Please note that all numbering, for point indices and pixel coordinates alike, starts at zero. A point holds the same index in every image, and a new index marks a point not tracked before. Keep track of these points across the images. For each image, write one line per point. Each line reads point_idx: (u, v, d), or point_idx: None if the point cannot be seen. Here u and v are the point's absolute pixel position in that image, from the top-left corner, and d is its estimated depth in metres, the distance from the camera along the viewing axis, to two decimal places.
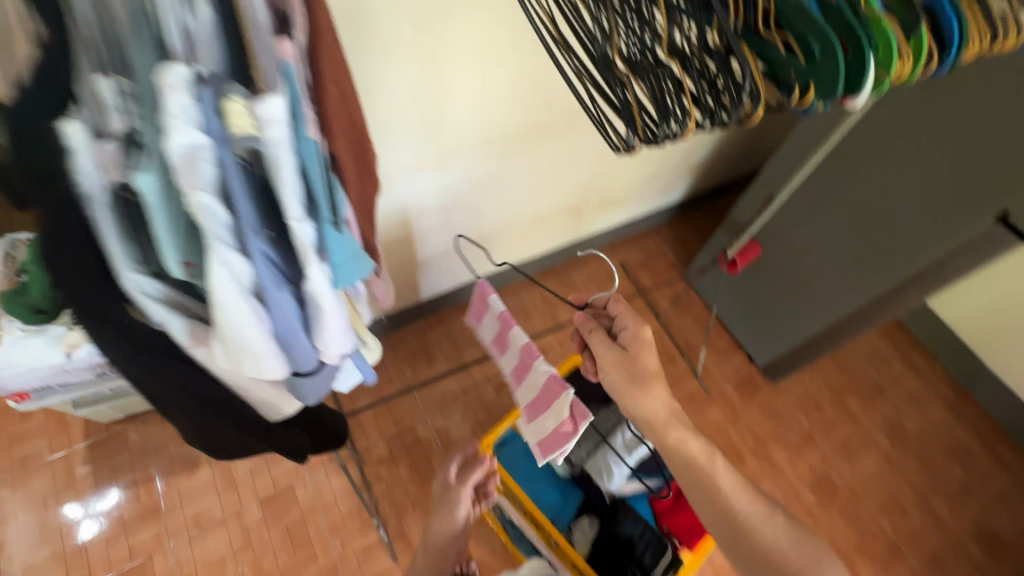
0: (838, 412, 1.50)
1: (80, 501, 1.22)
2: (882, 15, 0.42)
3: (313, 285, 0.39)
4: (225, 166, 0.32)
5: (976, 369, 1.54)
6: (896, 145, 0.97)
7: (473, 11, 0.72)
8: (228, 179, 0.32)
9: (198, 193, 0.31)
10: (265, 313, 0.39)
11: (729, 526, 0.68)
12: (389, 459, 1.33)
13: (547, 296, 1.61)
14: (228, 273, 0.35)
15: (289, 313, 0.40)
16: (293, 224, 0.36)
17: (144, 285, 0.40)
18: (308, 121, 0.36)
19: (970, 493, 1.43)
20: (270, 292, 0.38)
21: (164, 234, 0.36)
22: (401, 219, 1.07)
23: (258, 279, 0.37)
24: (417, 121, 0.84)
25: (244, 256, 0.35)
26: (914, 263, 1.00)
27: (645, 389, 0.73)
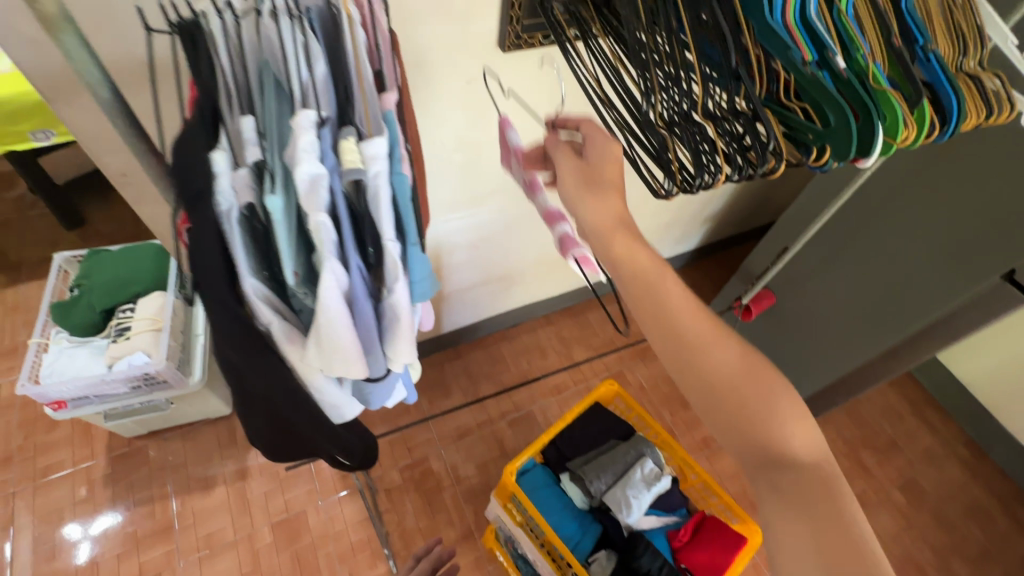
0: (853, 466, 1.49)
1: (77, 522, 1.22)
2: (888, 90, 0.48)
3: (403, 304, 0.39)
4: (337, 191, 0.35)
5: (992, 429, 1.53)
6: (904, 204, 1.03)
7: (517, 71, 0.80)
8: (339, 202, 0.35)
9: (319, 213, 0.34)
10: (363, 328, 0.38)
11: (672, 349, 0.50)
12: (402, 488, 1.34)
13: (562, 336, 1.65)
14: (336, 291, 0.35)
15: (380, 335, 0.40)
16: (386, 244, 0.37)
17: (264, 305, 0.36)
18: (403, 157, 0.39)
19: (991, 557, 1.40)
20: (365, 311, 0.38)
21: (285, 256, 0.36)
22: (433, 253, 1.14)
23: (358, 299, 0.37)
24: (458, 164, 0.92)
25: (348, 273, 0.36)
26: (926, 317, 1.02)
27: (607, 200, 0.51)
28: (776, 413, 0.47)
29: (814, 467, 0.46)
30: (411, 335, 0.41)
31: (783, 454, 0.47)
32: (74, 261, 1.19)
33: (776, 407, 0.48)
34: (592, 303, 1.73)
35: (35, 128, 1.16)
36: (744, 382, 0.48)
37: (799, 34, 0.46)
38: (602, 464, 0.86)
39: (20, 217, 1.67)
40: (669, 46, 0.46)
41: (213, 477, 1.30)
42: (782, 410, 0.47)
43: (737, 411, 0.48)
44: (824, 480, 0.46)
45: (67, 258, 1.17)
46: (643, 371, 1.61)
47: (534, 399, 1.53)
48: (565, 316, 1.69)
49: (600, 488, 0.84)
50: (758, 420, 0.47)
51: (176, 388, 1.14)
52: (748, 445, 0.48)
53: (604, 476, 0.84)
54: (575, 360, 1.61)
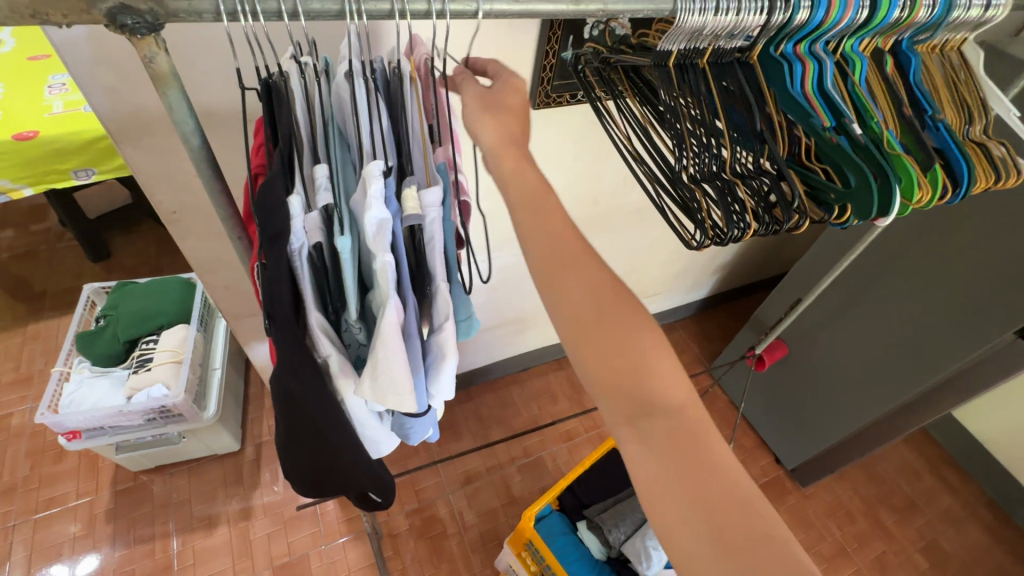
0: (872, 525, 1.45)
1: (66, 561, 1.18)
2: (902, 155, 0.52)
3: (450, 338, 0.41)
4: (399, 233, 0.38)
5: (1014, 491, 1.49)
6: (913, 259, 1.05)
7: (543, 127, 0.86)
8: (400, 243, 0.38)
9: (383, 253, 0.36)
10: (412, 362, 0.41)
11: (604, 287, 0.42)
12: (408, 534, 1.31)
13: (573, 382, 1.65)
14: (395, 326, 0.37)
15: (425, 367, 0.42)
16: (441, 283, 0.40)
17: (321, 334, 0.40)
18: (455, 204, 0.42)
19: None
20: (415, 344, 0.40)
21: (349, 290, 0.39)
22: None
23: (409, 331, 0.40)
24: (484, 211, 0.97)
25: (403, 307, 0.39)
26: (942, 371, 1.03)
27: (504, 122, 0.45)
28: (644, 355, 0.40)
29: (683, 414, 0.39)
30: (454, 368, 0.43)
31: (655, 404, 0.39)
32: (102, 292, 1.23)
33: (645, 348, 0.40)
34: None
35: (79, 167, 1.22)
36: (607, 321, 0.40)
37: (817, 103, 0.51)
38: (620, 512, 0.84)
39: (49, 248, 1.72)
40: (698, 110, 0.51)
41: (217, 516, 1.27)
42: (654, 362, 0.40)
43: (600, 344, 0.40)
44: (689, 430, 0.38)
45: (96, 289, 1.22)
46: None
47: (544, 444, 1.51)
48: None
49: (618, 536, 0.82)
50: (629, 365, 0.39)
51: (189, 422, 1.14)
52: (617, 392, 0.39)
53: (622, 524, 0.83)
54: (586, 406, 1.60)
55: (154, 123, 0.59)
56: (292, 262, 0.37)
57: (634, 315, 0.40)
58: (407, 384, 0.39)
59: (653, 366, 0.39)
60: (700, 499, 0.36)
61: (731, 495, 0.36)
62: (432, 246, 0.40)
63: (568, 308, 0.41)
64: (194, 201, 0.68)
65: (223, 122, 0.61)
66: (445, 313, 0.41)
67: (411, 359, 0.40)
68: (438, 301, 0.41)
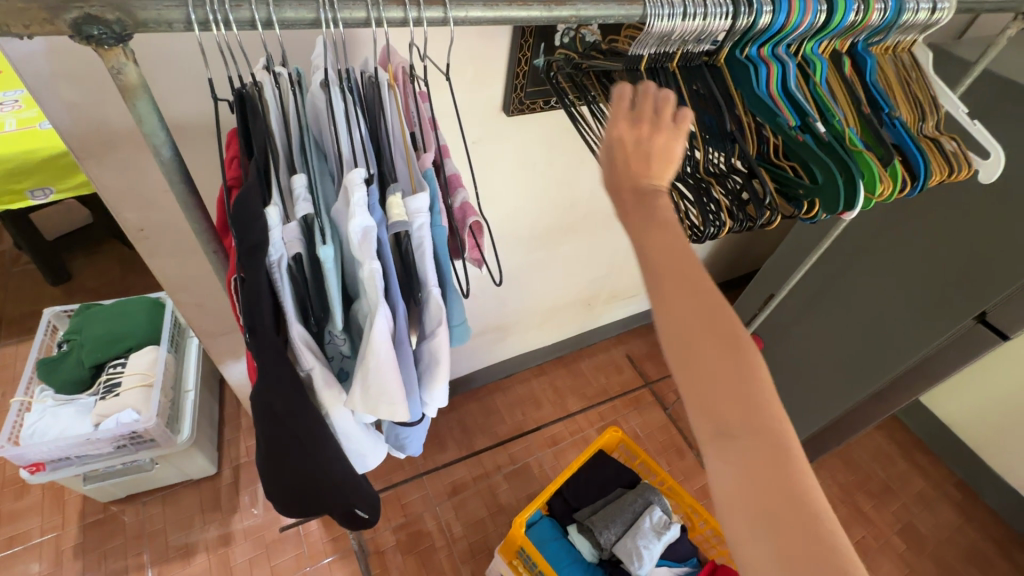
0: (851, 511, 1.49)
1: None
2: (863, 152, 0.54)
3: (440, 346, 0.41)
4: (386, 243, 0.37)
5: (982, 470, 1.55)
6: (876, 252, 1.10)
7: (518, 133, 0.86)
8: (386, 252, 0.38)
9: (369, 262, 0.36)
10: (401, 373, 0.40)
11: None
12: (397, 550, 1.28)
13: (556, 386, 1.66)
14: (386, 334, 0.37)
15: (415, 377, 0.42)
16: (429, 292, 0.40)
17: (304, 345, 0.39)
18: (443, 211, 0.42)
19: None
20: (405, 354, 0.40)
21: (333, 301, 0.38)
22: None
23: (399, 340, 0.39)
24: None
25: (392, 317, 0.38)
26: (907, 359, 1.07)
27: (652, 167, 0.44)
28: (745, 371, 0.36)
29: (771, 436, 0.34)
30: (445, 375, 0.43)
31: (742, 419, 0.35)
32: (64, 316, 1.18)
33: (754, 367, 0.36)
34: (584, 351, 1.75)
35: (36, 186, 1.17)
36: (703, 334, 0.36)
37: (783, 103, 0.53)
38: (610, 514, 0.84)
39: (4, 273, 1.64)
40: None
41: (196, 545, 1.22)
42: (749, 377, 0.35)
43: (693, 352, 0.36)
44: (781, 458, 0.34)
45: (57, 313, 1.17)
46: (637, 420, 1.62)
47: (530, 450, 1.51)
48: (557, 366, 1.70)
49: (610, 538, 0.82)
50: (719, 377, 0.35)
51: (163, 446, 1.10)
52: (706, 406, 0.36)
53: (611, 527, 0.82)
54: (570, 410, 1.61)
55: (120, 137, 0.57)
56: (273, 274, 0.36)
57: (734, 330, 0.36)
58: (398, 392, 0.39)
59: (760, 383, 0.35)
60: (780, 535, 0.32)
61: (819, 543, 0.32)
62: (420, 254, 0.39)
63: (669, 318, 0.38)
64: (163, 218, 0.66)
65: (193, 135, 0.59)
66: (434, 319, 0.41)
67: (400, 369, 0.40)
68: (429, 308, 0.41)
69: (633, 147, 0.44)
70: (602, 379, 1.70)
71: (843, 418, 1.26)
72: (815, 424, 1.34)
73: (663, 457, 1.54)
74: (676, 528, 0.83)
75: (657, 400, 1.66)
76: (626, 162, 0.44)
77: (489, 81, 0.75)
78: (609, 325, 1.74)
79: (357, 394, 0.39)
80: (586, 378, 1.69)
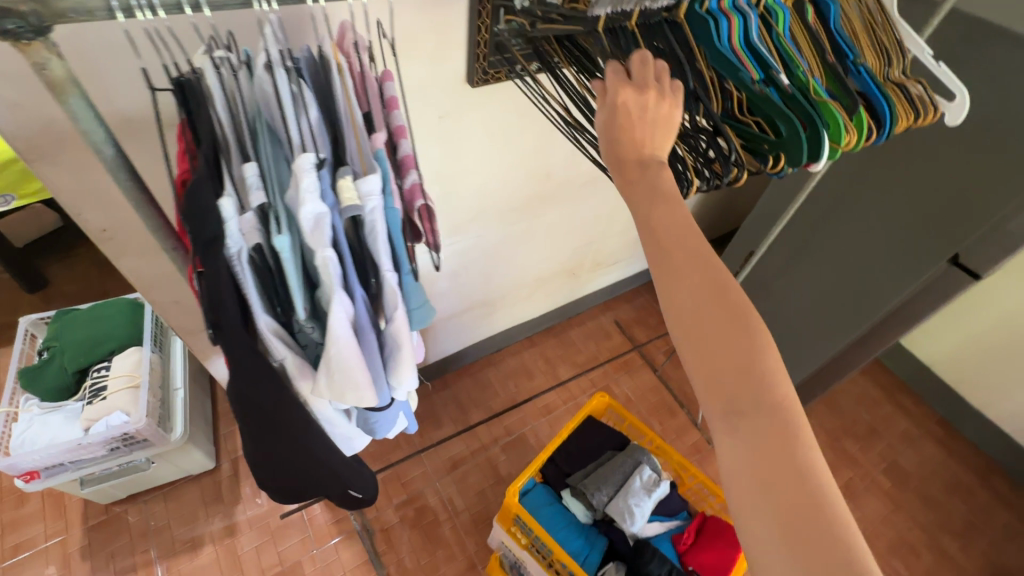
0: (837, 455, 1.55)
1: None
2: (828, 101, 0.53)
3: (403, 331, 0.42)
4: (340, 228, 0.37)
5: (961, 405, 1.61)
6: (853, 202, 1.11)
7: (486, 104, 0.84)
8: (342, 238, 0.37)
9: (324, 250, 0.36)
10: (368, 359, 0.41)
11: None
12: (401, 527, 1.31)
13: (547, 357, 1.67)
14: (345, 320, 0.38)
15: (382, 362, 0.43)
16: (387, 276, 0.40)
17: (269, 337, 0.39)
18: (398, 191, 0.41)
19: (976, 528, 1.46)
20: (369, 341, 0.40)
21: (293, 290, 0.38)
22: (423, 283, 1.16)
23: (362, 327, 0.40)
24: (437, 197, 0.95)
25: (353, 304, 0.39)
26: (885, 305, 1.09)
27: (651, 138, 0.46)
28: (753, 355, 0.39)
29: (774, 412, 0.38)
30: (413, 358, 0.43)
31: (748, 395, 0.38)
32: (41, 323, 1.16)
33: (759, 346, 0.39)
34: (572, 320, 1.77)
35: None
36: (710, 314, 0.40)
37: (745, 56, 0.52)
38: (601, 476, 0.86)
39: None
40: None
41: (202, 538, 1.24)
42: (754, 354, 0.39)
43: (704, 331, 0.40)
44: (784, 432, 0.37)
45: (33, 321, 1.14)
46: (629, 383, 1.65)
47: (525, 421, 1.53)
48: (547, 336, 1.72)
49: (601, 498, 0.84)
50: (729, 356, 0.39)
51: (156, 446, 1.10)
52: (719, 383, 0.39)
53: (603, 488, 0.84)
54: (561, 379, 1.63)
55: (65, 136, 0.55)
56: (233, 266, 0.36)
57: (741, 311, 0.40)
58: (365, 378, 0.40)
59: (769, 363, 0.39)
60: (783, 505, 0.35)
61: (817, 511, 0.35)
62: (376, 237, 0.39)
63: (674, 301, 0.42)
64: (124, 217, 0.65)
65: (142, 128, 0.57)
66: (393, 304, 0.41)
67: (366, 356, 0.41)
68: (389, 293, 0.41)
69: (635, 118, 0.46)
70: (592, 346, 1.72)
71: (827, 366, 1.29)
72: (800, 375, 1.37)
73: (655, 417, 1.57)
74: (665, 484, 0.86)
75: (647, 363, 1.69)
76: (628, 133, 0.46)
77: (450, 51, 0.73)
78: (595, 293, 1.75)
79: (325, 381, 0.39)
80: (576, 346, 1.71)
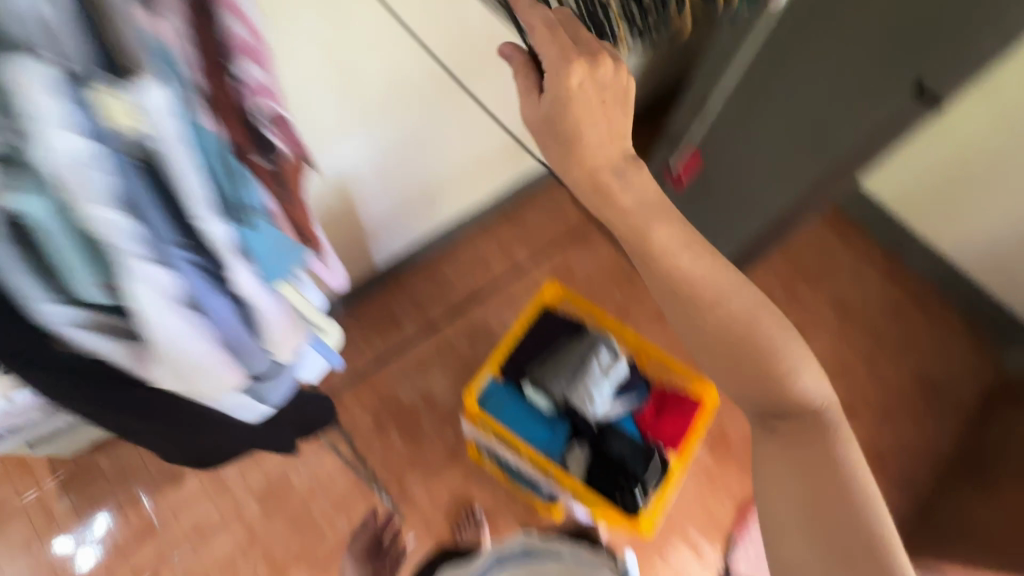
0: (790, 299, 1.61)
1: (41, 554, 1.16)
2: None
3: (238, 281, 0.47)
4: (119, 175, 0.35)
5: (907, 235, 1.65)
6: None
7: None
8: (125, 187, 0.35)
9: (97, 205, 0.34)
10: (202, 314, 0.45)
11: None
12: (378, 429, 1.34)
13: (502, 243, 1.60)
14: (158, 282, 0.40)
15: (226, 312, 0.47)
16: (205, 226, 0.41)
17: (64, 311, 0.38)
18: (201, 110, 0.38)
19: (909, 347, 1.59)
20: (200, 294, 0.44)
21: (76, 255, 0.36)
22: (321, 198, 1.02)
23: (186, 283, 0.42)
24: (329, 84, 0.79)
25: (166, 265, 0.40)
26: (841, 145, 1.00)
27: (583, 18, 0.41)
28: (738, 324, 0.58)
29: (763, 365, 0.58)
30: (254, 301, 0.49)
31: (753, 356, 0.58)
32: None
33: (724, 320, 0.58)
34: (525, 199, 1.66)
35: None
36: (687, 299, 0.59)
37: None
38: (561, 368, 0.85)
39: None
40: None
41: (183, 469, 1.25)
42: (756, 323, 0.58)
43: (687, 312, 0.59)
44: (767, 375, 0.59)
45: None
46: (588, 258, 1.61)
47: (487, 312, 1.51)
48: (500, 221, 1.62)
49: (562, 389, 0.84)
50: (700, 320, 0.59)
51: None
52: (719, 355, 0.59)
53: (563, 376, 0.84)
54: (520, 263, 1.58)
55: None
56: None
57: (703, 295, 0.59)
58: (195, 330, 0.45)
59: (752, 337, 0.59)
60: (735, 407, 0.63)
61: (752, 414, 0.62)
62: (178, 179, 0.38)
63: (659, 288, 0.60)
64: None
65: None
66: (221, 258, 0.44)
67: (199, 311, 0.45)
68: (209, 242, 0.42)
69: None
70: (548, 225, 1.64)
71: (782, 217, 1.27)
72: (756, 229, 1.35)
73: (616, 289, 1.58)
74: (624, 367, 0.85)
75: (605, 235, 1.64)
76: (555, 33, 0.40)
77: None
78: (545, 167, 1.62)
79: (150, 335, 0.43)
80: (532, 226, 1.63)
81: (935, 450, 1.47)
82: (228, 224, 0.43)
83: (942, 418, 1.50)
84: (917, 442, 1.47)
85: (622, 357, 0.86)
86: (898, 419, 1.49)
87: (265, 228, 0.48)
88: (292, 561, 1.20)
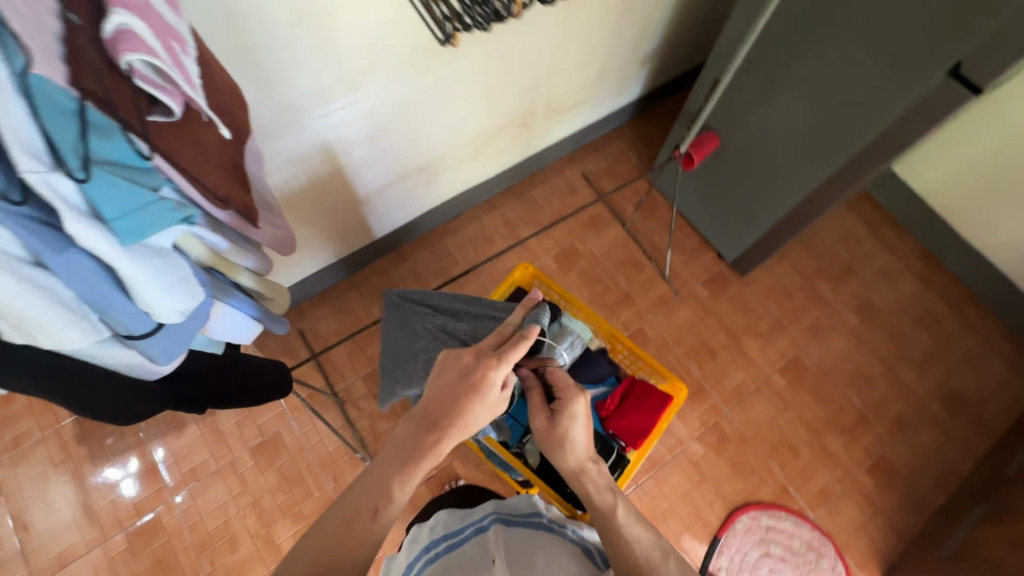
0: (808, 297, 1.53)
1: (53, 485, 1.25)
2: None
3: (99, 250, 0.44)
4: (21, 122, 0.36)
5: (945, 233, 1.55)
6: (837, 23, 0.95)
7: None
8: (36, 137, 0.37)
9: (20, 151, 0.37)
10: (49, 277, 0.44)
11: None
12: (369, 395, 1.38)
13: (508, 219, 1.58)
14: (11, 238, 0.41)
15: (91, 278, 0.46)
16: (41, 182, 0.38)
17: None
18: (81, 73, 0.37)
19: (936, 356, 1.48)
20: (46, 254, 0.43)
21: None
22: (289, 176, 0.98)
23: (23, 241, 0.42)
24: (303, 44, 0.77)
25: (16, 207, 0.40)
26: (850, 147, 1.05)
27: None
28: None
29: None
30: (153, 291, 0.49)
31: None
32: None
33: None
34: (535, 177, 1.63)
35: None
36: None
37: None
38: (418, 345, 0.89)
39: None
40: None
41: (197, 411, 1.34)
42: None
43: None
44: None
45: None
46: (595, 240, 1.56)
47: (485, 288, 1.49)
48: (509, 197, 1.60)
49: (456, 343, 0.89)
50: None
51: None
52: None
53: (554, 376, 0.75)
54: (523, 240, 1.55)
55: None
56: None
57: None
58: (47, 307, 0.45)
59: None
60: None
61: None
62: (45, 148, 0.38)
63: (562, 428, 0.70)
64: None
65: None
66: (98, 242, 0.43)
67: (45, 274, 0.44)
68: (70, 218, 0.41)
69: None
70: (556, 204, 1.60)
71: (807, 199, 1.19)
72: (784, 210, 1.25)
73: (620, 273, 1.52)
74: (581, 349, 0.86)
75: (615, 217, 1.59)
76: None
77: None
78: (558, 142, 1.56)
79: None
80: (539, 205, 1.60)
81: (955, 469, 1.36)
82: (82, 182, 0.41)
83: (964, 436, 1.39)
84: (934, 459, 1.37)
85: (581, 337, 0.86)
86: (915, 432, 1.40)
87: (164, 218, 0.47)
88: (277, 513, 1.26)
